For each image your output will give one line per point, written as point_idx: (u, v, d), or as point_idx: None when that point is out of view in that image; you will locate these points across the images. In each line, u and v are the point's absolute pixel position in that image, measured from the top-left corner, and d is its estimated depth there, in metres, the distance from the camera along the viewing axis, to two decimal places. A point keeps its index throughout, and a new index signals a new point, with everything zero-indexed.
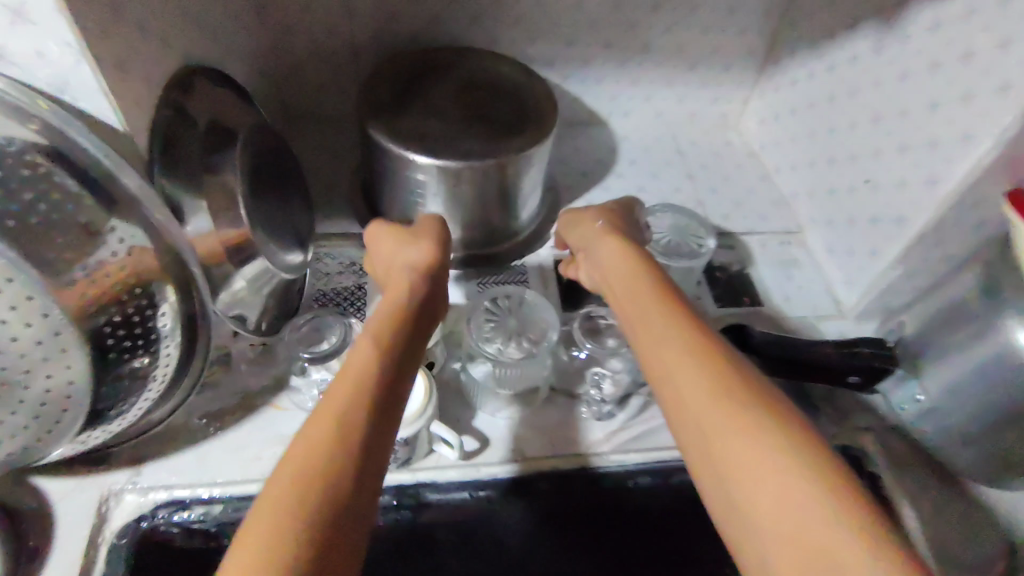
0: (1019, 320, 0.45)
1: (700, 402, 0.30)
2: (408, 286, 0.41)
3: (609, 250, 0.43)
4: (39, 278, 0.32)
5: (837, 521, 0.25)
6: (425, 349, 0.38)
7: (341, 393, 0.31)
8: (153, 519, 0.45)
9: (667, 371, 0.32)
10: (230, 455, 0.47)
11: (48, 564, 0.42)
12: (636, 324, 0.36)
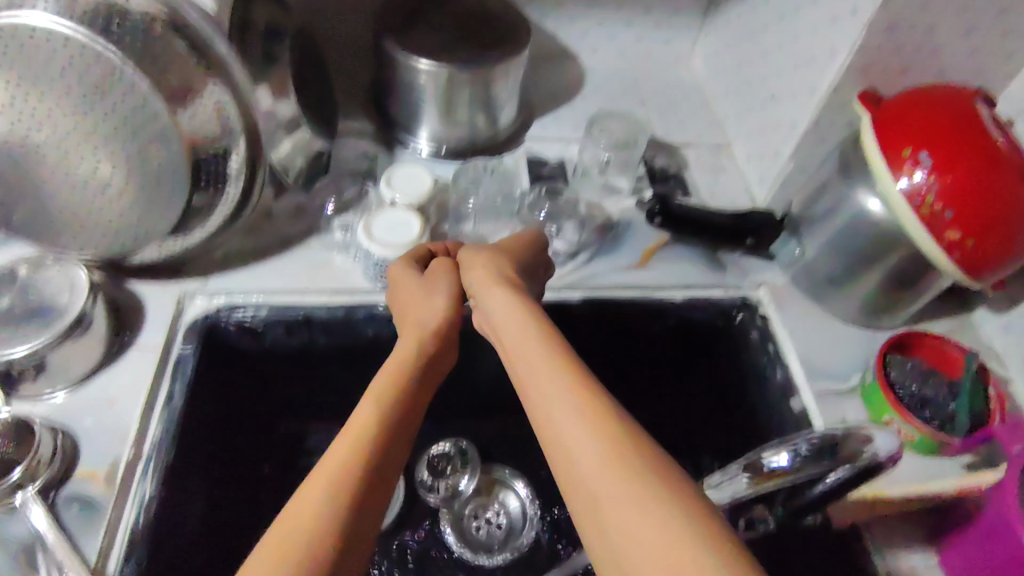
0: (863, 190, 0.60)
1: (564, 426, 0.34)
2: (413, 354, 0.46)
3: (496, 297, 0.45)
4: (161, 102, 0.50)
5: (698, 545, 0.27)
6: (415, 426, 0.42)
7: (328, 472, 0.36)
8: (217, 315, 0.61)
9: (537, 401, 0.36)
10: (274, 275, 0.64)
11: (143, 335, 0.58)
12: (527, 385, 0.38)
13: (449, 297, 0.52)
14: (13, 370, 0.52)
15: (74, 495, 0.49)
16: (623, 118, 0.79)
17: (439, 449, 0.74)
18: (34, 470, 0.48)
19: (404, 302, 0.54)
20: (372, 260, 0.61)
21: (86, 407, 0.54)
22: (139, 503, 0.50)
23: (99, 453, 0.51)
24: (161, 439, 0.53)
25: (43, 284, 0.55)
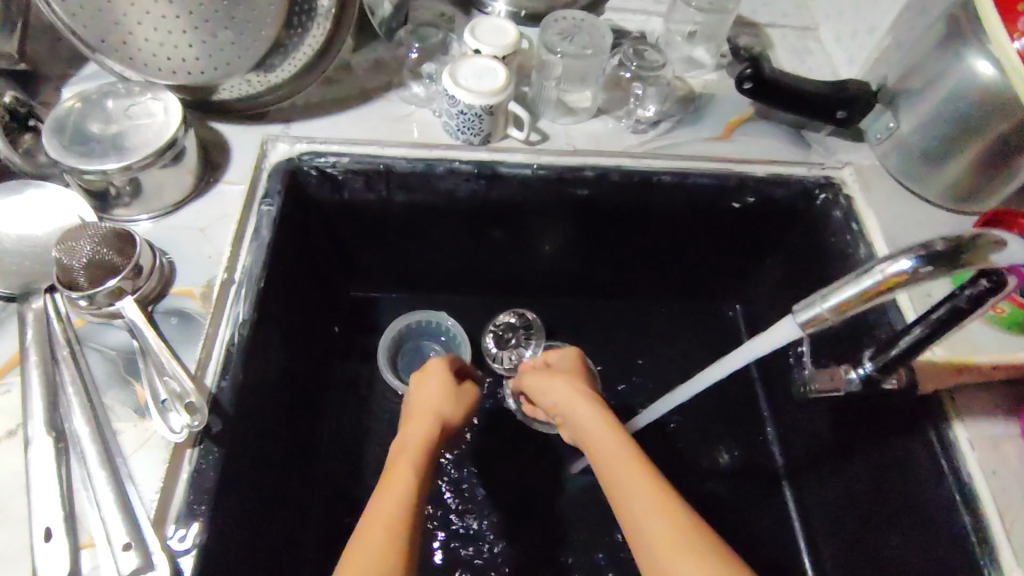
0: (978, 53, 0.57)
1: (614, 447, 0.46)
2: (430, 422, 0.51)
3: (585, 417, 0.51)
4: None
5: (681, 521, 0.39)
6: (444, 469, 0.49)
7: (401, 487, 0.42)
8: (299, 160, 0.60)
9: (604, 464, 0.45)
10: (356, 125, 0.63)
11: (230, 173, 0.58)
12: (606, 453, 0.46)
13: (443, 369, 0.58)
14: (110, 189, 0.52)
15: (171, 309, 0.50)
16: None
17: (506, 321, 0.74)
18: (136, 280, 0.49)
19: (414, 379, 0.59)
20: (456, 107, 0.60)
21: (177, 234, 0.54)
22: (233, 323, 0.51)
23: (194, 275, 0.52)
24: (251, 268, 0.54)
25: (131, 106, 0.54)
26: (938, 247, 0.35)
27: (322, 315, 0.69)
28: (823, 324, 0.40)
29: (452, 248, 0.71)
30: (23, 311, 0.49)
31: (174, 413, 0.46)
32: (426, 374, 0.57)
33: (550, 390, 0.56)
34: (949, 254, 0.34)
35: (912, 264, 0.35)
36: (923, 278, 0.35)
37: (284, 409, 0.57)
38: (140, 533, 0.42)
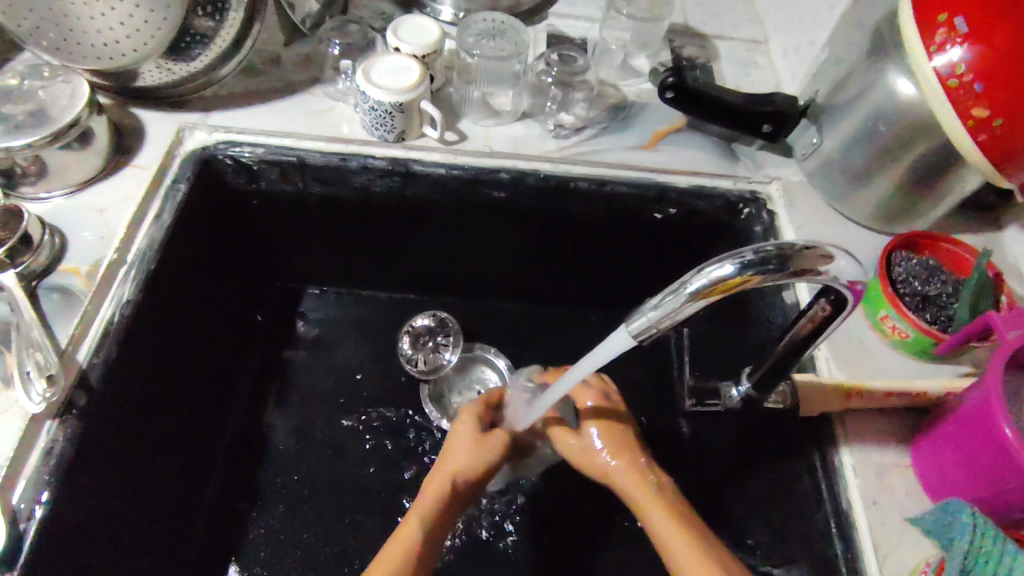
0: (897, 72, 0.54)
1: (665, 531, 0.46)
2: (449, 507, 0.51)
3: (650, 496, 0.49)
4: None
5: None
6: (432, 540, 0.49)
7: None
8: (213, 148, 0.62)
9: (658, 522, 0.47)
10: (276, 116, 0.64)
11: (141, 157, 0.60)
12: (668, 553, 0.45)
13: (479, 442, 0.54)
14: (16, 169, 0.54)
15: (53, 287, 0.52)
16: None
17: (422, 324, 0.76)
18: (17, 254, 0.50)
19: (457, 450, 0.54)
20: (368, 103, 0.60)
21: (77, 215, 0.56)
22: (116, 302, 0.52)
23: (85, 255, 0.54)
24: (144, 250, 0.55)
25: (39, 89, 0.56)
26: (753, 254, 0.34)
27: (237, 303, 0.70)
28: (655, 332, 0.40)
29: (373, 244, 0.71)
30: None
31: (36, 385, 0.47)
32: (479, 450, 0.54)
33: (625, 470, 0.52)
34: (763, 260, 0.34)
35: (734, 269, 0.34)
36: (750, 283, 0.35)
37: (174, 393, 0.58)
38: None
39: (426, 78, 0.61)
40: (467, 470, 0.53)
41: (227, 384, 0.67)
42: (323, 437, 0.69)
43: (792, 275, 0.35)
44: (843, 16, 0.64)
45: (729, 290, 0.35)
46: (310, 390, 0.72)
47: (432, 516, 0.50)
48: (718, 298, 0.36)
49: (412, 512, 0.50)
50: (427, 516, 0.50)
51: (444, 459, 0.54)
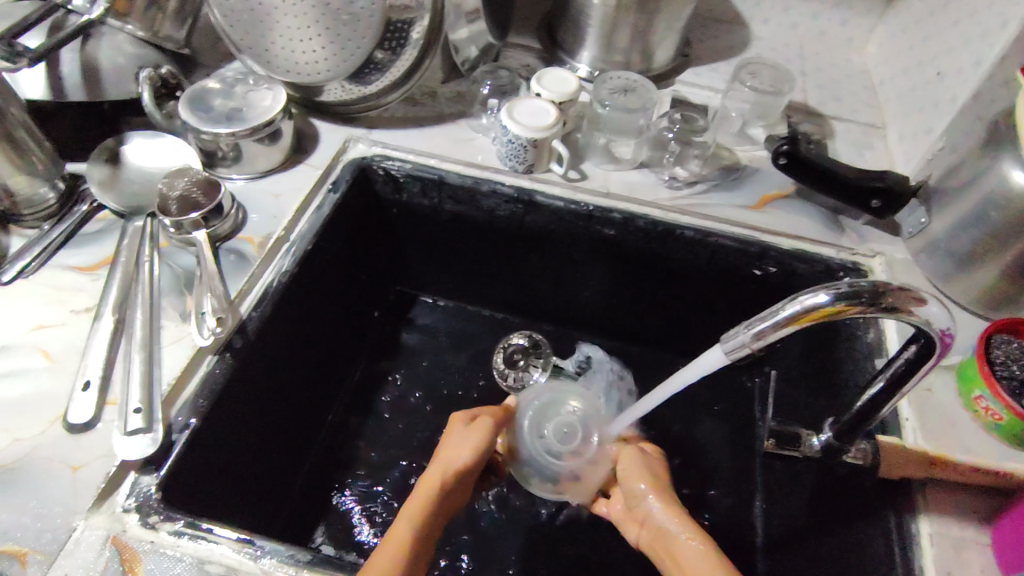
0: (1010, 161, 0.56)
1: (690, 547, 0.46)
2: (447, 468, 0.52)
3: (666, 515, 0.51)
4: None
5: None
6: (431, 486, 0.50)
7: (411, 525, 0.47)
8: (370, 158, 0.72)
9: (683, 543, 0.47)
10: (425, 139, 0.74)
11: (312, 158, 0.71)
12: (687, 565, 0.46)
13: (472, 452, 0.53)
14: (218, 151, 0.66)
15: (231, 249, 0.62)
16: (776, 67, 0.80)
17: (517, 343, 0.82)
18: (211, 219, 0.61)
19: (454, 459, 0.53)
20: (507, 136, 0.69)
21: (257, 197, 0.67)
22: (276, 270, 0.61)
23: (258, 228, 0.64)
24: (304, 233, 0.65)
25: (248, 93, 0.69)
26: (846, 287, 0.38)
27: (362, 297, 0.78)
28: (745, 353, 0.44)
29: (487, 262, 0.78)
30: (91, 211, 0.63)
31: (206, 324, 0.56)
32: (465, 458, 0.53)
33: (644, 505, 0.54)
34: (857, 293, 0.38)
35: (828, 297, 0.38)
36: (842, 313, 0.38)
37: (300, 362, 0.66)
38: (151, 404, 0.50)
39: (559, 120, 0.69)
40: (452, 479, 0.51)
41: (338, 366, 0.75)
42: (414, 429, 0.75)
43: (884, 310, 0.38)
44: (962, 108, 0.67)
45: (823, 317, 0.39)
46: (408, 388, 0.78)
47: (419, 519, 0.48)
48: (809, 324, 0.40)
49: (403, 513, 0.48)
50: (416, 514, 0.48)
51: (439, 468, 0.52)
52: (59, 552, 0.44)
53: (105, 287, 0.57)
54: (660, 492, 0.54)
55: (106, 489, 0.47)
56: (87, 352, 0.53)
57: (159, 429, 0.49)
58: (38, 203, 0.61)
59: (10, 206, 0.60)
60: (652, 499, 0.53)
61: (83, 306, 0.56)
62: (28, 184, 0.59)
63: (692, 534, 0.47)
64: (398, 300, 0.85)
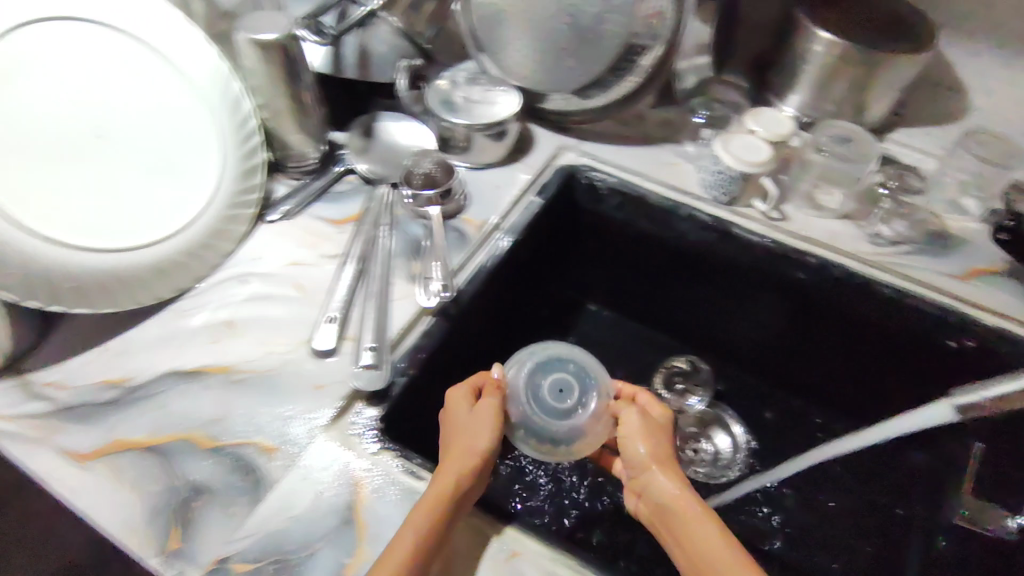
0: None
1: (706, 531, 0.44)
2: (459, 465, 0.48)
3: (673, 489, 0.48)
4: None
5: None
6: (446, 475, 0.47)
7: (411, 532, 0.43)
8: (581, 167, 0.77)
9: (703, 537, 0.44)
10: (633, 157, 0.79)
11: (529, 159, 0.78)
12: (705, 552, 0.43)
13: (487, 440, 0.51)
14: (453, 139, 0.74)
15: (454, 227, 0.69)
16: (1004, 140, 0.77)
17: (678, 366, 0.84)
18: (443, 198, 0.69)
19: (473, 443, 0.50)
20: (718, 167, 0.72)
21: (479, 185, 0.74)
22: (489, 252, 0.67)
23: (479, 212, 0.71)
24: (515, 225, 0.70)
25: (483, 88, 0.76)
26: None
27: (542, 293, 0.83)
28: None
29: (663, 283, 0.81)
30: (340, 172, 0.72)
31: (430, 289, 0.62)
32: (484, 445, 0.50)
33: (648, 484, 0.50)
34: None
35: None
36: None
37: (488, 340, 0.72)
38: (382, 346, 0.57)
39: (773, 159, 0.71)
40: (471, 472, 0.48)
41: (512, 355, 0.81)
42: None
43: None
44: None
45: None
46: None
47: (421, 536, 0.43)
48: None
49: (405, 525, 0.44)
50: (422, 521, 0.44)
51: (450, 463, 0.48)
52: (302, 453, 0.51)
53: (349, 240, 0.66)
54: (661, 465, 0.50)
55: (339, 411, 0.54)
56: (332, 291, 0.61)
57: (386, 369, 0.56)
58: (303, 160, 0.70)
59: (280, 158, 0.70)
60: (661, 478, 0.49)
61: (329, 253, 0.65)
62: (300, 141, 0.69)
63: (703, 516, 0.45)
64: (568, 305, 0.89)
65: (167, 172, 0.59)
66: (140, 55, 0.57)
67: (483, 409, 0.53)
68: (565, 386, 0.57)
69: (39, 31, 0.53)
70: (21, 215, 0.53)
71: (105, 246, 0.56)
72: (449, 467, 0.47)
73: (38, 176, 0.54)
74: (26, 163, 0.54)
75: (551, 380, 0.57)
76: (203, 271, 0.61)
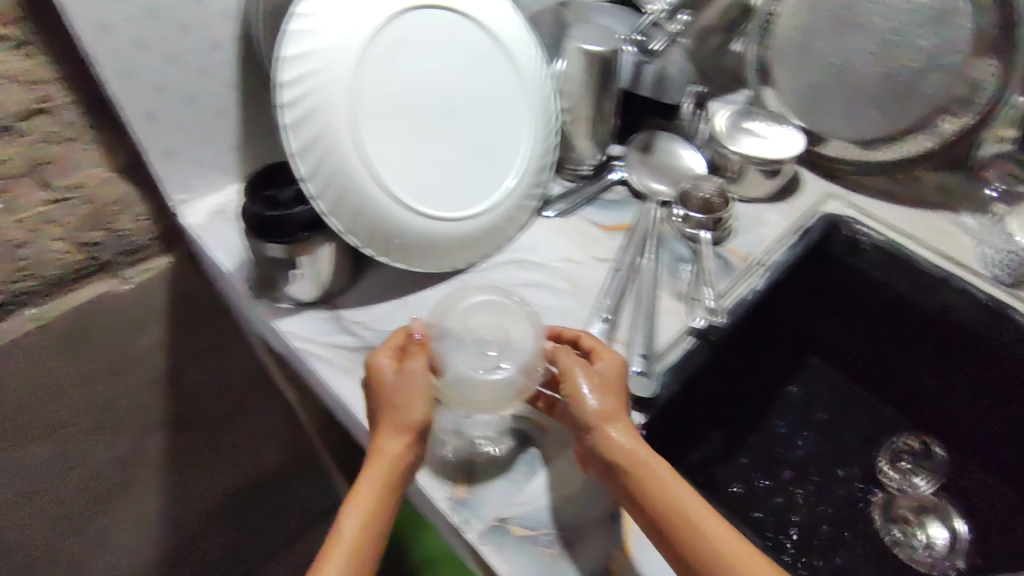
0: None
1: (694, 502, 0.42)
2: (393, 445, 0.46)
3: (651, 460, 0.45)
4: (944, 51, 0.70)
5: None
6: (385, 452, 0.46)
7: (352, 527, 0.43)
8: (846, 219, 0.75)
9: (684, 502, 0.42)
10: (904, 218, 0.76)
11: (795, 201, 0.78)
12: (691, 521, 0.41)
13: (424, 397, 0.48)
14: (729, 170, 0.76)
15: (719, 254, 0.70)
16: None
17: (907, 445, 0.75)
18: (715, 226, 0.70)
19: (405, 414, 0.47)
20: (1009, 244, 0.70)
21: (746, 218, 0.75)
22: (749, 286, 0.68)
23: (746, 245, 0.72)
24: (778, 265, 0.71)
25: (762, 119, 0.78)
26: None
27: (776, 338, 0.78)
28: None
29: (910, 352, 0.73)
30: (611, 182, 0.76)
31: (699, 310, 0.64)
32: (418, 414, 0.47)
33: (599, 447, 0.47)
34: None
35: None
36: None
37: (728, 371, 0.68)
38: (651, 355, 0.60)
39: None
40: (407, 449, 0.46)
41: (743, 414, 0.75)
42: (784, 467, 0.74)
43: None
44: None
45: None
46: (790, 456, 0.75)
47: (354, 551, 0.42)
48: None
49: (343, 523, 0.44)
50: (361, 509, 0.44)
51: (375, 459, 0.46)
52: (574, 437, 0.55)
53: (620, 247, 0.69)
54: (607, 394, 0.49)
55: None
56: (606, 292, 0.64)
57: (654, 379, 0.59)
58: (581, 167, 0.75)
59: (561, 160, 0.75)
60: (615, 435, 0.47)
61: (599, 256, 0.68)
62: (585, 147, 0.73)
63: (682, 485, 0.44)
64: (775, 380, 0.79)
65: (489, 158, 0.62)
66: (493, 52, 0.62)
67: (409, 375, 0.48)
68: (486, 343, 0.53)
69: (427, 15, 0.57)
70: (383, 178, 0.55)
71: (435, 218, 0.59)
72: (384, 453, 0.46)
73: (402, 148, 0.57)
74: (395, 136, 0.56)
75: (476, 340, 0.53)
76: (488, 252, 0.66)
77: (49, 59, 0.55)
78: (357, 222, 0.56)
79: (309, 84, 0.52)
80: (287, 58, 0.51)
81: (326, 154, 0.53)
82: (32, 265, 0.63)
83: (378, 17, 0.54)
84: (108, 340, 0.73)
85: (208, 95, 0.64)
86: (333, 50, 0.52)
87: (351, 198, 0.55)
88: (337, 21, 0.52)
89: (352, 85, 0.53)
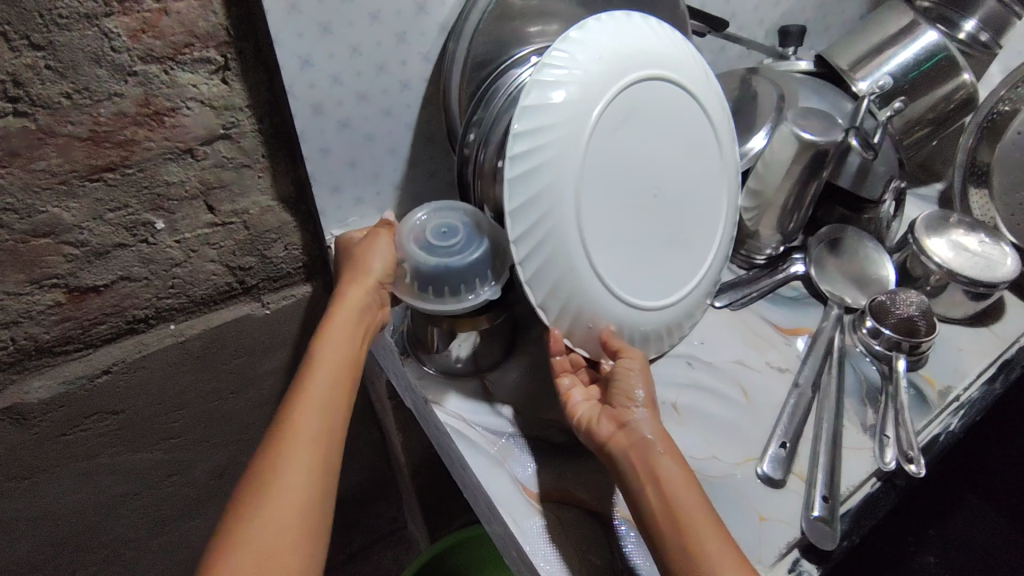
0: None
1: (705, 525, 0.43)
2: (342, 314, 0.52)
3: (669, 457, 0.46)
4: None
5: None
6: (341, 306, 0.52)
7: (327, 368, 0.49)
8: None
9: (700, 526, 0.43)
10: None
11: (997, 326, 0.68)
12: (702, 527, 0.43)
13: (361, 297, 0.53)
14: (926, 282, 0.67)
15: (913, 383, 0.62)
16: None
17: None
18: (910, 349, 0.62)
19: (364, 262, 0.54)
20: None
21: (943, 341, 0.66)
22: (944, 426, 0.60)
23: (943, 375, 0.63)
24: (976, 402, 0.62)
25: (971, 230, 0.68)
26: None
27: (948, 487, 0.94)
28: None
29: None
30: (790, 275, 0.71)
31: (891, 449, 0.56)
32: (378, 263, 0.54)
33: (641, 446, 0.47)
34: None
35: None
36: None
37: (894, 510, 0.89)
38: (834, 497, 0.52)
39: None
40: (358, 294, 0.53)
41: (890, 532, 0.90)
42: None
43: None
44: None
45: None
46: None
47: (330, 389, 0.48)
48: None
49: (315, 369, 0.49)
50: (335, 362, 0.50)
51: (337, 316, 0.52)
52: None
53: (799, 358, 0.63)
54: (650, 410, 0.50)
55: (782, 555, 0.50)
56: (784, 412, 0.58)
57: (837, 529, 0.50)
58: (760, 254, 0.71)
59: (740, 246, 0.71)
60: (664, 457, 0.46)
61: (776, 363, 0.63)
62: (768, 235, 0.69)
63: (689, 483, 0.45)
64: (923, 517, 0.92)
65: (684, 243, 0.57)
66: (705, 133, 0.57)
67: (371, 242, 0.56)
68: (449, 229, 0.54)
69: (658, 84, 0.52)
70: (593, 253, 0.49)
71: (632, 304, 0.53)
72: (351, 300, 0.53)
73: (610, 222, 0.51)
74: (607, 210, 0.50)
75: (442, 223, 0.55)
76: (664, 348, 0.58)
77: (243, 87, 0.52)
78: (554, 296, 0.49)
79: (542, 138, 0.47)
80: (526, 106, 0.47)
81: (543, 218, 0.47)
82: (182, 284, 0.61)
83: (619, 78, 0.49)
84: (235, 361, 0.71)
85: (384, 135, 0.60)
86: (573, 106, 0.47)
87: (557, 265, 0.48)
88: (579, 78, 0.48)
89: (583, 147, 0.48)
